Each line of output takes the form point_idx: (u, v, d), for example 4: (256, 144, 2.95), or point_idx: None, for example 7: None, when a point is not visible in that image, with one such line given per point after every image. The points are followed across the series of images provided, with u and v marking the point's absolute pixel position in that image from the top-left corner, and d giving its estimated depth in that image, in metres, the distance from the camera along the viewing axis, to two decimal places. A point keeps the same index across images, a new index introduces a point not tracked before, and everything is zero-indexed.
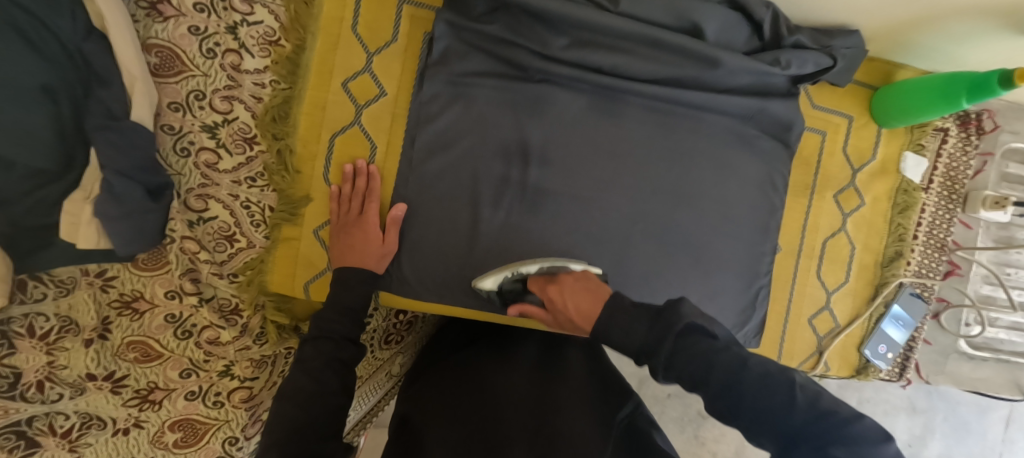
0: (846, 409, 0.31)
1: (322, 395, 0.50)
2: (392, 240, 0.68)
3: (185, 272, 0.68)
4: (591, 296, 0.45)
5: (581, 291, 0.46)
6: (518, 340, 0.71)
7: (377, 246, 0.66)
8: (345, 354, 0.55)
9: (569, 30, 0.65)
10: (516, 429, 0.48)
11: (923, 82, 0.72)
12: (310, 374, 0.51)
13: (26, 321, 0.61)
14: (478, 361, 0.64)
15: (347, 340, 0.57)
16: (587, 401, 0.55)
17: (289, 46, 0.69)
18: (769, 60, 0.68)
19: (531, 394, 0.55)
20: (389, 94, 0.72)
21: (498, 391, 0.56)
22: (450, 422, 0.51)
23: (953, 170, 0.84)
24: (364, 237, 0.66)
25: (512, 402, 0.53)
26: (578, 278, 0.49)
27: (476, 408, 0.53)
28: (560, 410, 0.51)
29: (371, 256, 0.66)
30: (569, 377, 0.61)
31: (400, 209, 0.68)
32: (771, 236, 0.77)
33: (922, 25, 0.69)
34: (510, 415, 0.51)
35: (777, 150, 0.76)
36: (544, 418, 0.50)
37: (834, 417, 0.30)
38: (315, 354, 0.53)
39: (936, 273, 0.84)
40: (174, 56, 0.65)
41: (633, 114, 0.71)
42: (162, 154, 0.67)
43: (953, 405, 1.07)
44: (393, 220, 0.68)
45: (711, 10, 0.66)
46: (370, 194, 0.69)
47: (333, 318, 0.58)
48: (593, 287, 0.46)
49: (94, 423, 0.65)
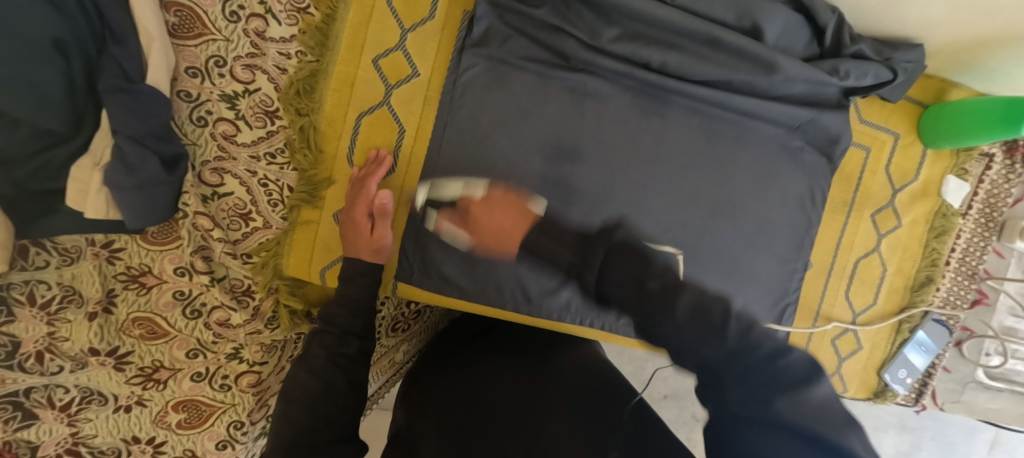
0: (775, 338, 0.31)
1: (327, 394, 0.47)
2: (383, 234, 0.62)
3: (196, 249, 0.64)
4: (515, 209, 0.56)
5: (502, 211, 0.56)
6: (517, 340, 0.66)
7: (366, 240, 0.61)
8: (351, 349, 0.51)
9: (620, 19, 0.62)
10: (501, 440, 0.44)
11: (980, 105, 0.69)
12: (315, 373, 0.48)
13: (26, 288, 0.58)
14: (471, 368, 0.60)
15: (351, 335, 0.52)
16: (583, 403, 0.50)
17: (318, 14, 0.65)
18: (827, 69, 0.64)
19: (521, 396, 0.51)
20: (422, 75, 0.68)
21: (489, 399, 0.52)
22: (442, 421, 0.50)
23: (993, 197, 0.81)
24: (355, 230, 0.62)
25: (502, 406, 0.49)
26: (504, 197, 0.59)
27: (464, 418, 0.49)
28: (549, 413, 0.47)
29: (363, 250, 0.60)
30: (561, 375, 0.56)
31: (385, 196, 0.63)
32: (805, 253, 0.74)
33: (991, 44, 0.65)
34: (496, 424, 0.47)
35: (820, 165, 0.73)
36: (530, 425, 0.45)
37: (764, 349, 0.30)
38: (318, 349, 0.50)
39: (964, 301, 0.83)
40: (195, 17, 0.61)
41: (678, 115, 0.68)
42: (178, 121, 0.63)
43: (943, 425, 1.03)
44: (381, 210, 0.62)
45: (774, 10, 0.62)
46: (366, 184, 0.64)
47: (343, 310, 0.54)
48: (520, 206, 0.57)
49: (95, 398, 0.62)
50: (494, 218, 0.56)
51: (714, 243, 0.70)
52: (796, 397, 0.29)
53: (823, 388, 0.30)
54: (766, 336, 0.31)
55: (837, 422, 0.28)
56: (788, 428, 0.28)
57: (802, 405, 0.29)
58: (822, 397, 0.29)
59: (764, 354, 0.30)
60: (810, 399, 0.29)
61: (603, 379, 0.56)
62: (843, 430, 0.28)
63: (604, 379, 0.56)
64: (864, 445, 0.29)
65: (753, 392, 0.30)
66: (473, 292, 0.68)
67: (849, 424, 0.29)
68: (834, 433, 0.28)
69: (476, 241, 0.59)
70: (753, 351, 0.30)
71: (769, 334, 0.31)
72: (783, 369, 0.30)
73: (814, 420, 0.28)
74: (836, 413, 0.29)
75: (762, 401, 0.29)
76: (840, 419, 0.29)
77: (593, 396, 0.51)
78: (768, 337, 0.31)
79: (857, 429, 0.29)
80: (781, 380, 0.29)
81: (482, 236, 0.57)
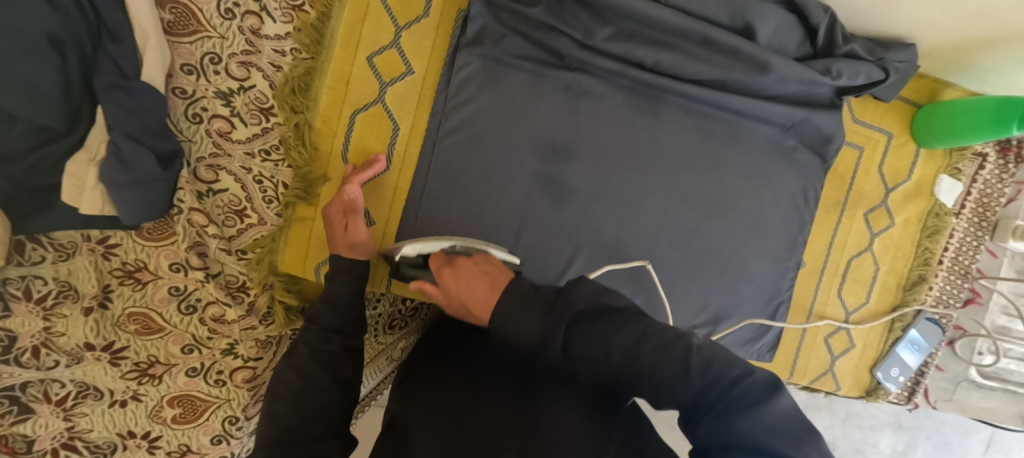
0: (738, 366, 0.32)
1: (311, 391, 0.47)
2: (356, 228, 0.61)
3: (191, 245, 0.65)
4: (486, 279, 0.43)
5: (469, 280, 0.44)
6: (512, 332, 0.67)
7: (342, 235, 0.60)
8: (333, 346, 0.52)
9: (614, 19, 0.62)
10: (494, 429, 0.44)
11: (972, 104, 0.69)
12: (298, 370, 0.48)
13: (22, 283, 0.58)
14: (465, 361, 0.60)
15: (333, 332, 0.53)
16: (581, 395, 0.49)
17: (313, 13, 0.65)
18: (820, 69, 0.64)
19: (515, 386, 0.51)
20: (416, 73, 0.68)
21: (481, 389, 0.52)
22: (435, 413, 0.49)
23: (987, 197, 0.82)
24: (331, 227, 0.61)
25: (495, 397, 0.49)
26: (475, 260, 0.48)
27: (457, 408, 0.49)
28: (545, 400, 0.47)
29: (340, 246, 0.60)
30: None
31: (354, 191, 0.62)
32: (798, 252, 0.75)
33: (982, 45, 0.66)
34: (491, 413, 0.47)
35: (813, 164, 0.73)
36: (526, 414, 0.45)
37: (727, 375, 0.31)
38: (301, 348, 0.51)
39: (956, 300, 0.84)
40: (190, 14, 0.62)
41: (672, 114, 0.68)
42: (173, 118, 0.63)
43: (938, 424, 1.03)
44: (351, 206, 0.62)
45: (768, 10, 0.62)
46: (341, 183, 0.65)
47: (326, 308, 0.54)
48: (492, 272, 0.45)
49: (90, 393, 0.63)
50: (462, 292, 0.44)
51: (709, 241, 0.70)
52: (755, 416, 0.29)
53: (785, 407, 0.30)
54: (730, 364, 0.32)
55: (797, 438, 0.28)
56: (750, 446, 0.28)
57: (759, 422, 0.29)
58: (783, 413, 0.29)
59: (727, 379, 0.31)
60: (767, 418, 0.29)
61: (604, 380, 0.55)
62: (799, 445, 0.27)
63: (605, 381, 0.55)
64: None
65: (717, 420, 0.30)
66: None
67: (809, 440, 0.28)
68: (791, 448, 0.27)
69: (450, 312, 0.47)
70: (718, 379, 0.31)
71: (735, 362, 0.32)
72: (743, 393, 0.30)
73: (774, 438, 0.28)
74: (794, 426, 0.28)
75: (723, 425, 0.30)
76: (797, 432, 0.28)
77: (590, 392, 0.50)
78: (731, 364, 0.32)
79: (818, 445, 0.28)
80: (738, 402, 0.30)
81: (454, 308, 0.46)
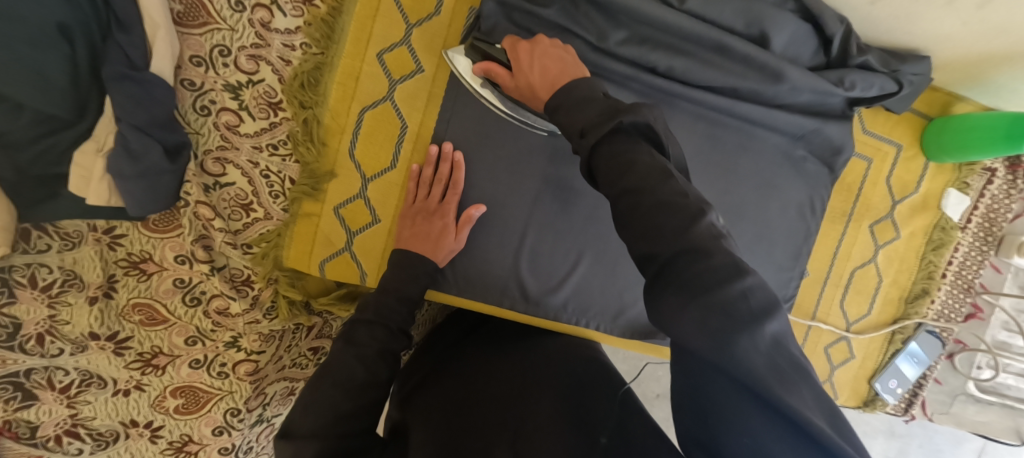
0: (736, 259, 0.29)
1: (367, 386, 0.48)
2: (462, 237, 0.64)
3: (197, 238, 0.65)
4: (558, 64, 0.49)
5: (550, 58, 0.50)
6: (510, 334, 0.68)
7: (449, 238, 0.63)
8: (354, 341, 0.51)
9: (629, 23, 0.62)
10: (490, 431, 0.45)
11: (985, 119, 0.69)
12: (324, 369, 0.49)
13: (27, 271, 0.58)
14: (460, 363, 0.61)
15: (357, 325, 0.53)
16: (570, 393, 0.51)
17: (324, 7, 0.65)
18: (833, 79, 0.64)
19: (508, 389, 0.52)
20: (426, 71, 0.67)
21: (475, 393, 0.53)
22: (433, 418, 0.50)
23: (993, 212, 0.81)
24: (436, 228, 0.63)
25: (492, 403, 0.50)
26: (553, 44, 0.53)
27: (455, 411, 0.50)
28: (538, 404, 0.48)
29: (441, 249, 0.63)
30: (552, 369, 0.56)
31: (477, 209, 0.64)
32: (801, 262, 0.75)
33: (1000, 61, 0.65)
34: (487, 416, 0.48)
35: (822, 174, 0.73)
36: (520, 416, 0.46)
37: (717, 259, 0.28)
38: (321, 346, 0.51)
39: (958, 314, 0.83)
40: (199, 5, 0.60)
41: (683, 121, 0.67)
42: (181, 111, 0.63)
43: (931, 434, 1.04)
44: (468, 219, 0.64)
45: (784, 19, 0.62)
46: (452, 185, 0.65)
47: None
48: (567, 61, 0.49)
49: (94, 381, 0.63)
50: (532, 73, 0.50)
51: None
52: (755, 333, 0.26)
53: (778, 327, 0.27)
54: (724, 251, 0.29)
55: (789, 370, 0.26)
56: (740, 369, 0.26)
57: (755, 344, 0.26)
58: (778, 336, 0.27)
59: (721, 271, 0.28)
60: (765, 338, 0.27)
61: (596, 376, 0.56)
62: (791, 381, 0.26)
63: (597, 377, 0.56)
64: (817, 397, 0.27)
65: (708, 319, 0.27)
66: (471, 292, 0.69)
67: (800, 372, 0.27)
68: (785, 387, 0.25)
69: (512, 90, 0.54)
70: (707, 260, 0.28)
71: (724, 250, 0.29)
72: (741, 296, 0.27)
73: (767, 370, 0.26)
74: (787, 358, 0.27)
75: (721, 338, 0.26)
76: (790, 364, 0.26)
77: (580, 389, 0.52)
78: (726, 252, 0.29)
79: (806, 375, 0.27)
80: (735, 313, 0.27)
81: (518, 88, 0.52)
